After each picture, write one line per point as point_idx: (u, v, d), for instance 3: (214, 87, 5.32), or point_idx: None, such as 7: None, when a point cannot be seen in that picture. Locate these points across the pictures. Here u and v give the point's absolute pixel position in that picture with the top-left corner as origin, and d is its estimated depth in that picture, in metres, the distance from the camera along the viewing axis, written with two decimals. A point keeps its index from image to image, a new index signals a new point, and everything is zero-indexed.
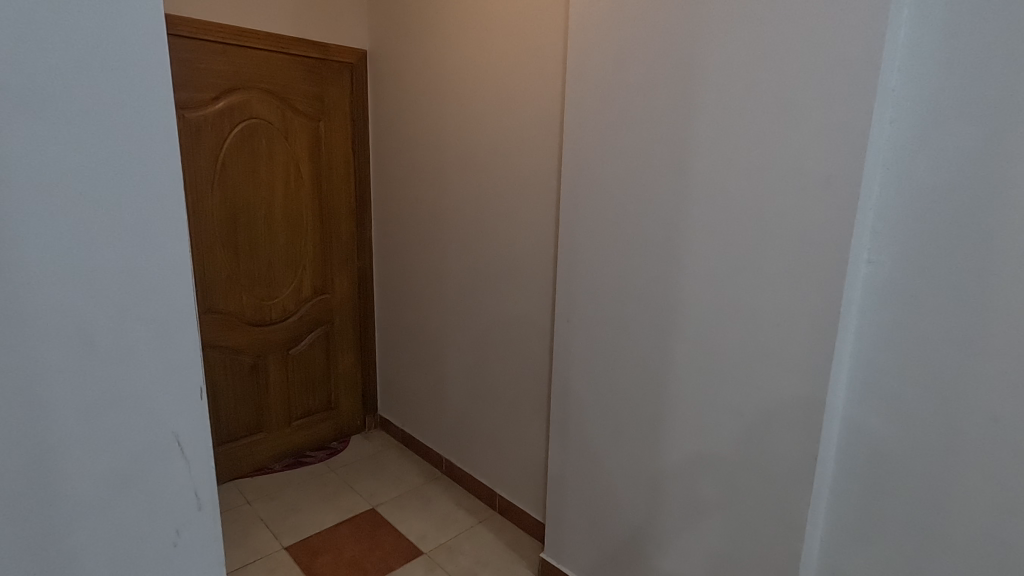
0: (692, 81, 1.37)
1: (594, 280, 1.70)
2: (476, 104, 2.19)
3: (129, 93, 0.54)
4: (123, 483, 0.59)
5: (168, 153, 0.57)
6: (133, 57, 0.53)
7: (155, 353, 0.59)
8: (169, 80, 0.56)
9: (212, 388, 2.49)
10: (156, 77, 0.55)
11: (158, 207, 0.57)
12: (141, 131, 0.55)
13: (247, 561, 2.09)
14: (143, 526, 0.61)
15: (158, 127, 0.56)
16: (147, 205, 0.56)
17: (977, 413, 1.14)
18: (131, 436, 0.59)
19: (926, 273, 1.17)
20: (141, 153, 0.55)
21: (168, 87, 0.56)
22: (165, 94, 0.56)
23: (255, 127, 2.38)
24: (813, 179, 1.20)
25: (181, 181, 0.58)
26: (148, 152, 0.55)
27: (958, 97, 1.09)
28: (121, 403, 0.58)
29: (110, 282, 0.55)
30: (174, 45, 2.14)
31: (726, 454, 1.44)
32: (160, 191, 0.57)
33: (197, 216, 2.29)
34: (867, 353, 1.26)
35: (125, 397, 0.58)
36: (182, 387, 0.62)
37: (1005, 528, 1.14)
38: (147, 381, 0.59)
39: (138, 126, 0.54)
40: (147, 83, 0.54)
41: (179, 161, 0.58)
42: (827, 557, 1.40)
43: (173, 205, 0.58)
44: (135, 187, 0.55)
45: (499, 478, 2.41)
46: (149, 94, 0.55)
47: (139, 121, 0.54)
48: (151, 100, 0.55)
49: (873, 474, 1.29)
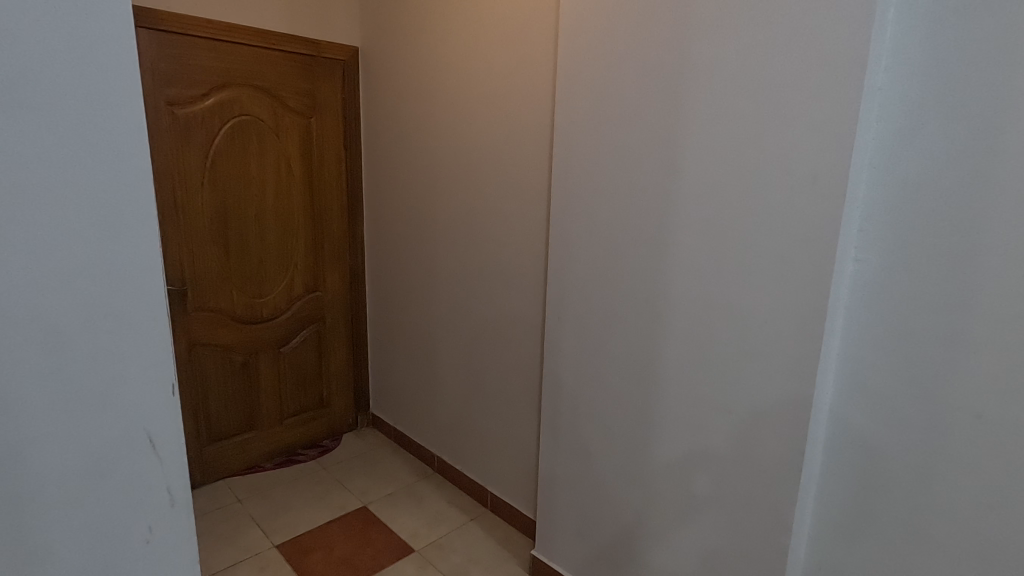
0: (684, 79, 1.37)
1: (585, 278, 1.70)
2: (467, 103, 2.19)
3: (95, 87, 0.53)
4: (94, 480, 0.59)
5: (138, 146, 0.57)
6: (100, 51, 0.53)
7: (125, 349, 0.59)
8: (135, 74, 0.55)
9: (203, 386, 2.48)
10: (123, 71, 0.54)
11: (128, 201, 0.56)
12: (109, 122, 0.54)
13: (237, 560, 2.09)
14: (113, 523, 0.61)
15: (126, 118, 0.55)
16: (116, 201, 0.56)
17: (961, 410, 1.15)
18: (100, 432, 0.59)
19: (911, 271, 1.18)
20: (108, 148, 0.55)
21: (136, 76, 0.56)
22: (132, 85, 0.55)
23: (246, 123, 2.37)
24: (799, 176, 1.21)
25: (151, 177, 0.58)
26: (116, 147, 0.55)
27: (944, 96, 1.10)
28: (89, 400, 0.57)
29: (78, 276, 0.55)
30: (163, 40, 2.11)
31: (714, 450, 1.45)
32: (130, 186, 0.56)
33: (187, 213, 2.27)
34: (853, 349, 1.27)
35: (94, 392, 0.57)
36: (152, 384, 0.61)
37: (987, 522, 1.15)
38: (115, 378, 0.58)
39: (105, 117, 0.54)
40: (112, 73, 0.54)
41: (149, 154, 0.57)
42: (814, 552, 1.41)
43: (142, 199, 0.57)
44: (102, 181, 0.55)
45: (491, 476, 2.42)
46: (117, 88, 0.54)
47: (105, 113, 0.54)
48: (118, 94, 0.54)
49: (858, 470, 1.31)
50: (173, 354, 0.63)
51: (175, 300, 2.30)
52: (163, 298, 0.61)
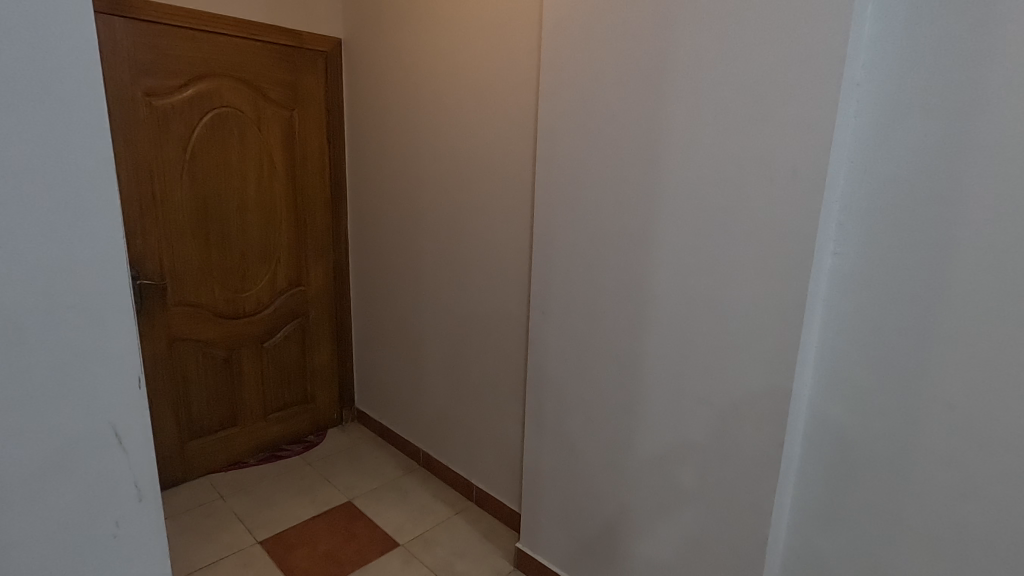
0: (666, 74, 1.38)
1: (569, 268, 1.70)
2: (451, 98, 2.17)
3: (54, 72, 0.52)
4: (57, 474, 0.58)
5: (98, 133, 0.55)
6: (57, 35, 0.51)
7: (87, 342, 0.57)
8: (96, 59, 0.54)
9: (184, 382, 2.44)
10: (83, 55, 0.53)
11: (89, 188, 0.55)
12: (69, 109, 0.53)
13: (220, 556, 2.07)
14: (77, 520, 0.60)
15: (85, 104, 0.54)
16: (76, 190, 0.54)
17: (934, 400, 1.18)
18: (62, 427, 0.57)
19: (887, 262, 1.20)
20: (67, 135, 0.53)
21: (97, 59, 0.54)
22: (93, 70, 0.54)
23: (226, 115, 2.33)
24: (780, 169, 1.22)
25: (113, 165, 0.57)
26: (75, 133, 0.53)
27: (918, 92, 1.11)
28: (49, 393, 0.56)
29: (34, 265, 0.53)
30: (140, 30, 2.07)
31: (694, 440, 1.47)
32: (89, 173, 0.55)
33: (166, 207, 2.23)
34: (830, 341, 1.29)
35: (54, 383, 0.56)
36: (116, 376, 0.60)
37: (958, 509, 1.18)
38: (77, 372, 0.57)
39: (62, 103, 0.52)
40: (71, 57, 0.52)
41: (109, 142, 0.56)
42: (792, 541, 1.44)
43: (103, 188, 0.56)
44: (62, 169, 0.53)
45: (476, 470, 2.42)
46: (75, 73, 0.53)
47: (63, 99, 0.52)
48: (79, 79, 0.53)
49: (837, 460, 1.33)
50: (138, 345, 0.62)
51: (155, 295, 2.27)
52: (127, 287, 0.60)
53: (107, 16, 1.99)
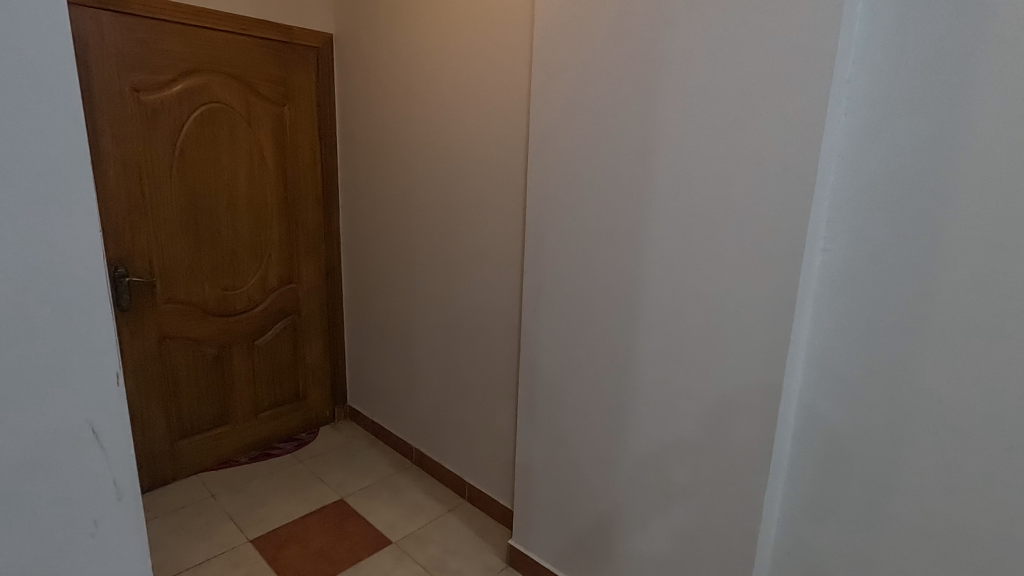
0: (658, 71, 1.37)
1: (561, 265, 1.70)
2: (443, 95, 2.16)
3: (26, 63, 0.50)
4: (33, 472, 0.57)
5: (73, 127, 0.54)
6: (28, 24, 0.50)
7: (63, 339, 0.56)
8: (70, 51, 0.53)
9: (174, 380, 2.42)
10: (56, 47, 0.52)
11: (64, 183, 0.54)
12: (42, 100, 0.52)
13: (211, 554, 2.07)
14: (55, 519, 0.59)
15: (57, 96, 0.53)
16: (49, 184, 0.53)
17: (922, 395, 1.19)
18: (37, 424, 0.56)
19: (876, 258, 1.20)
20: (41, 127, 0.52)
21: (71, 50, 0.53)
22: (67, 61, 0.53)
23: (216, 110, 2.31)
24: (770, 167, 1.22)
25: (89, 160, 0.56)
26: (49, 126, 0.52)
27: (908, 88, 1.12)
28: (25, 390, 0.55)
29: (7, 262, 0.52)
30: (127, 24, 2.04)
31: (685, 435, 1.48)
32: (65, 167, 0.54)
33: (155, 204, 2.21)
34: (820, 337, 1.30)
35: (29, 381, 0.55)
36: (94, 373, 0.59)
37: (946, 502, 1.19)
38: (53, 369, 0.56)
39: (35, 95, 0.51)
40: (44, 49, 0.51)
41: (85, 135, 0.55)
42: (782, 535, 1.45)
43: (80, 183, 0.55)
44: (36, 163, 0.52)
45: (469, 468, 2.42)
46: (47, 65, 0.52)
47: (36, 92, 0.51)
48: (51, 71, 0.52)
49: (826, 455, 1.34)
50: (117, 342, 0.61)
51: (144, 293, 2.24)
52: (105, 283, 0.59)
53: (93, 10, 1.96)
